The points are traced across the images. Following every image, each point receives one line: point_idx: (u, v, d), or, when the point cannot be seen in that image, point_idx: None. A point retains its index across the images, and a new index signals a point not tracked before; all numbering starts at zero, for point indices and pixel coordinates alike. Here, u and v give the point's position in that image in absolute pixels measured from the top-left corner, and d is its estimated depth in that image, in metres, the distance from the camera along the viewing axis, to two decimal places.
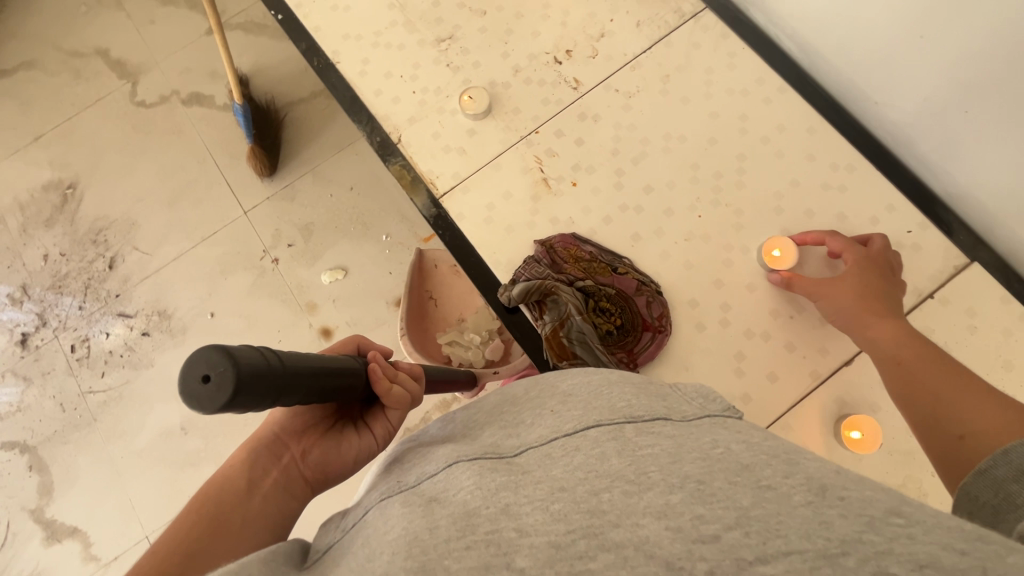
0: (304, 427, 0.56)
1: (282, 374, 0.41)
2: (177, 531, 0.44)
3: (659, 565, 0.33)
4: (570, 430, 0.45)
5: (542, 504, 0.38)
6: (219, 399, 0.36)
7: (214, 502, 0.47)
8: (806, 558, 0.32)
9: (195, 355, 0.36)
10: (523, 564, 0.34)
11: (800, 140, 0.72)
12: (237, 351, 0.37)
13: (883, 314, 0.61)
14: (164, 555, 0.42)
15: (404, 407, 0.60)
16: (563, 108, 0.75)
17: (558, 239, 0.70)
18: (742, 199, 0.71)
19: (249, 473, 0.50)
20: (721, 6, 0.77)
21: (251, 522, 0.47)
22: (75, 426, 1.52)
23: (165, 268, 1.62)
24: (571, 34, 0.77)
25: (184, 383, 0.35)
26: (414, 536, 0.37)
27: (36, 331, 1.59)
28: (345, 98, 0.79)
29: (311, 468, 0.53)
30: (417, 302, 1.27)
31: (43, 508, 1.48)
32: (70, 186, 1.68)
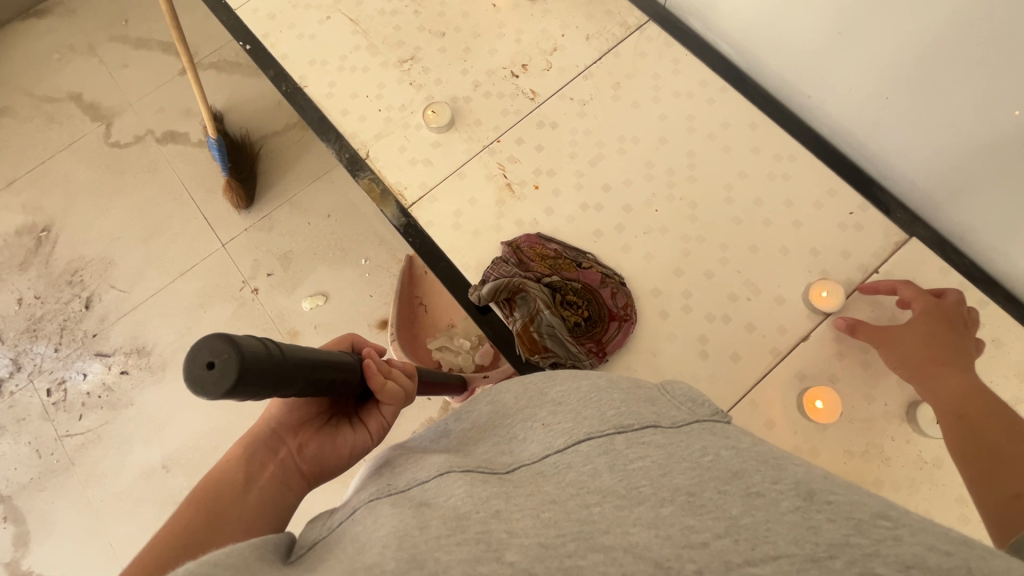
0: (300, 423, 0.58)
1: (281, 364, 0.45)
2: (173, 524, 0.45)
3: (647, 564, 0.33)
4: (560, 438, 0.46)
5: (533, 511, 0.38)
6: (224, 384, 0.39)
7: (213, 497, 0.48)
8: (794, 561, 0.33)
9: (202, 342, 0.40)
10: (513, 559, 0.34)
11: (744, 135, 0.77)
12: (239, 339, 0.40)
13: (952, 364, 0.60)
14: (163, 546, 0.43)
15: (397, 402, 0.63)
16: (521, 117, 0.79)
17: (524, 240, 0.73)
18: (695, 192, 0.75)
19: (245, 467, 0.52)
20: (663, 19, 0.83)
21: (249, 514, 0.48)
22: (53, 472, 1.49)
23: (143, 305, 1.61)
24: (526, 50, 0.82)
25: (191, 369, 0.38)
26: (405, 532, 0.37)
27: (10, 377, 1.56)
28: (313, 119, 0.83)
29: (307, 461, 0.55)
30: (408, 308, 1.30)
31: (19, 561, 1.43)
32: (44, 229, 1.68)
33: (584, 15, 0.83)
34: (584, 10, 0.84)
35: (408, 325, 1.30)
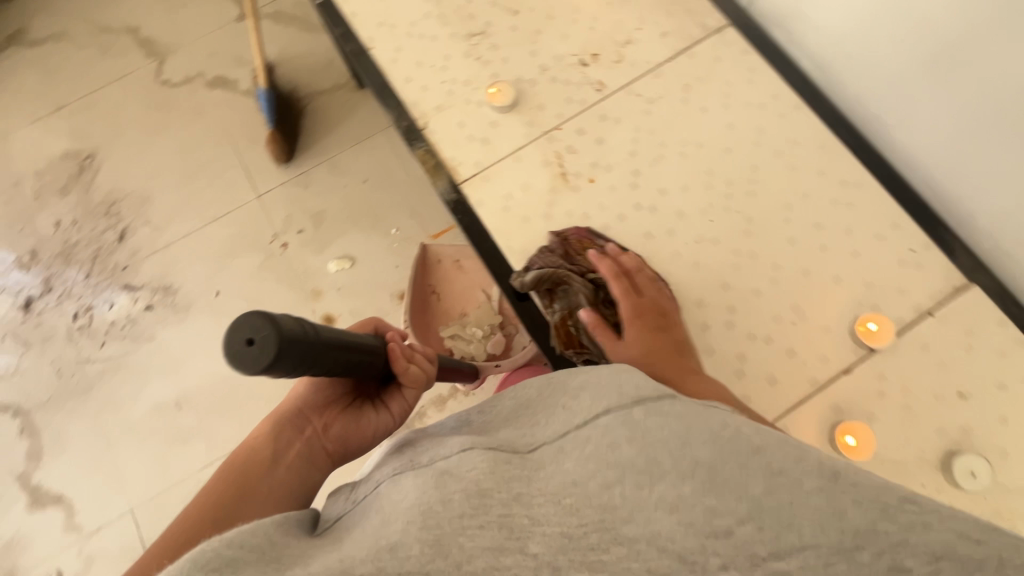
0: (325, 403, 0.63)
1: (315, 344, 0.47)
2: (208, 493, 0.53)
3: (671, 558, 0.35)
4: (579, 425, 0.47)
5: (556, 494, 0.39)
6: (262, 360, 0.41)
7: (243, 472, 0.55)
8: (821, 554, 0.36)
9: (243, 318, 0.42)
10: (536, 550, 0.35)
11: (812, 156, 0.74)
12: (277, 320, 0.43)
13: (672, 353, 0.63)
14: (198, 518, 0.50)
15: (419, 387, 0.66)
16: (585, 108, 0.78)
17: (573, 232, 0.72)
18: (754, 207, 0.73)
19: (272, 447, 0.58)
20: (745, 26, 0.80)
21: (274, 489, 0.55)
22: (71, 393, 1.53)
23: (174, 244, 1.63)
24: (598, 39, 0.80)
25: (232, 343, 0.41)
26: (427, 508, 0.38)
27: (41, 297, 1.61)
28: (374, 82, 0.82)
29: (331, 441, 0.61)
30: (421, 295, 1.29)
31: (30, 473, 1.48)
32: (88, 157, 1.72)
33: (662, 11, 0.81)
34: (663, 6, 0.81)
35: (421, 313, 1.30)
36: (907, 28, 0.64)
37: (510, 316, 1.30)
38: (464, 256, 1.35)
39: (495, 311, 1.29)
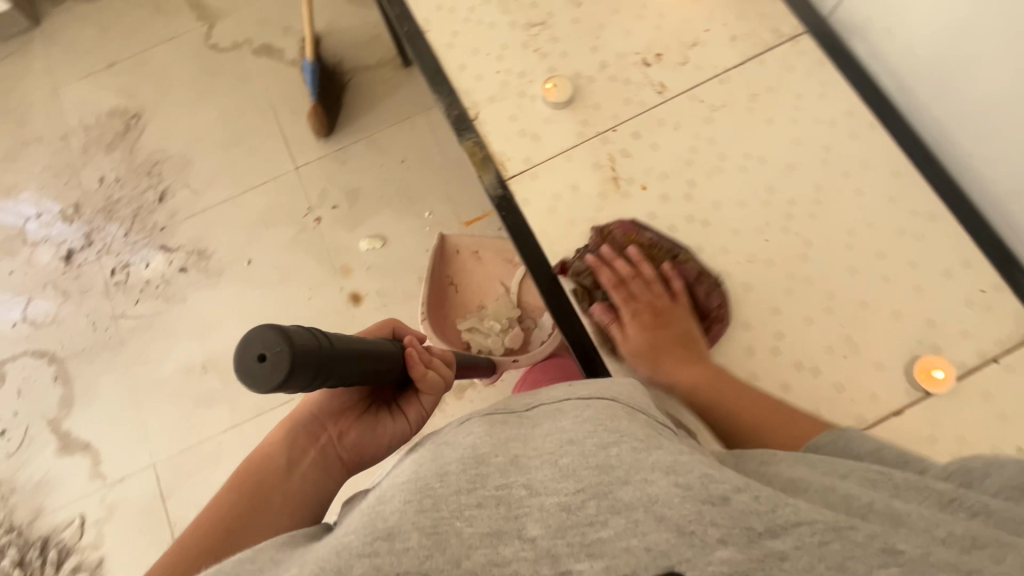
0: (341, 411, 0.69)
1: (327, 356, 0.51)
2: (226, 499, 0.58)
3: (670, 530, 0.38)
4: (567, 409, 0.53)
5: (551, 462, 0.44)
6: (276, 375, 0.45)
7: (262, 478, 0.61)
8: (815, 529, 0.39)
9: (255, 334, 0.45)
10: (535, 532, 0.39)
11: (882, 181, 0.70)
12: (289, 334, 0.46)
13: (682, 353, 0.65)
14: (216, 522, 0.56)
15: (435, 393, 0.72)
16: (644, 110, 0.74)
17: (617, 226, 0.71)
18: (814, 229, 0.69)
19: (288, 455, 0.64)
20: (821, 35, 0.75)
21: (289, 495, 0.60)
22: (103, 346, 1.57)
23: (211, 209, 1.65)
24: (664, 38, 0.77)
25: (244, 360, 0.44)
26: (426, 487, 0.42)
27: (81, 250, 1.65)
28: (427, 67, 0.79)
29: (346, 448, 0.67)
30: (438, 286, 1.29)
31: (61, 419, 1.53)
32: (134, 116, 1.74)
33: (734, 13, 0.77)
34: (736, 7, 0.77)
35: (438, 304, 1.29)
36: (993, 53, 0.58)
37: (529, 310, 1.28)
38: (483, 246, 1.31)
39: (514, 305, 1.27)
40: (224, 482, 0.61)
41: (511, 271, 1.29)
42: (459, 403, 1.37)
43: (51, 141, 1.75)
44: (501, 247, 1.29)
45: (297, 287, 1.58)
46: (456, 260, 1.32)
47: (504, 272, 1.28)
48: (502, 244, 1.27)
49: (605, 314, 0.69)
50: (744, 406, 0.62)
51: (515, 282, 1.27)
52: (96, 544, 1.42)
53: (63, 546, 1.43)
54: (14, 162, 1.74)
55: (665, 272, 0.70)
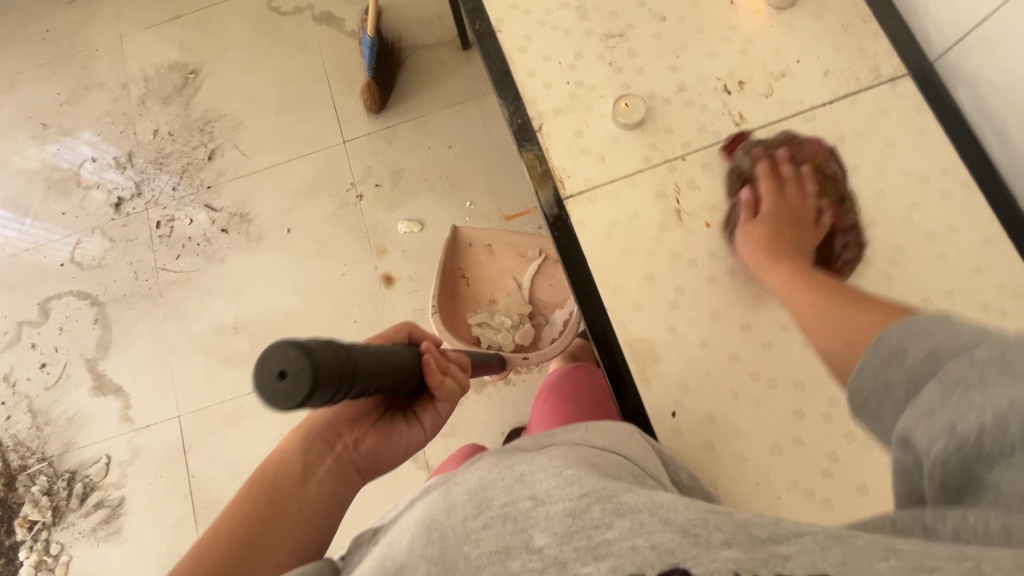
0: (355, 417, 0.67)
1: (351, 368, 0.49)
2: (241, 509, 0.56)
3: (676, 531, 0.36)
4: (578, 439, 0.51)
5: (554, 471, 0.43)
6: (297, 393, 0.42)
7: (276, 487, 0.59)
8: (816, 538, 0.34)
9: (275, 350, 0.43)
10: (541, 543, 0.38)
11: (970, 248, 0.64)
12: (309, 348, 0.43)
13: (798, 257, 0.61)
14: (232, 535, 0.54)
15: (452, 401, 0.71)
16: (719, 141, 0.71)
17: (813, 142, 0.69)
18: (886, 291, 0.65)
19: (303, 461, 0.62)
20: (924, 80, 0.70)
21: (306, 504, 0.59)
22: (143, 296, 1.62)
23: (257, 173, 1.66)
24: (749, 65, 0.73)
25: (266, 376, 0.42)
26: (433, 521, 0.42)
27: (131, 198, 1.69)
28: (495, 68, 0.77)
29: (362, 457, 0.66)
30: (449, 278, 1.26)
31: (98, 361, 1.59)
32: (192, 72, 1.75)
33: (830, 45, 0.72)
34: (832, 39, 0.72)
35: (449, 297, 1.25)
36: None
37: (541, 306, 1.27)
38: (496, 239, 1.29)
39: (525, 301, 1.26)
40: (235, 492, 0.59)
41: (523, 266, 1.28)
42: (479, 398, 1.36)
43: (111, 87, 1.78)
44: (516, 241, 1.28)
45: (332, 262, 1.58)
46: (467, 253, 1.29)
47: (516, 266, 1.27)
48: (517, 237, 1.26)
49: (748, 197, 0.67)
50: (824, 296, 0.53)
51: (528, 277, 1.27)
52: (119, 484, 1.48)
53: (88, 481, 1.49)
54: (76, 104, 1.78)
55: (823, 205, 0.67)
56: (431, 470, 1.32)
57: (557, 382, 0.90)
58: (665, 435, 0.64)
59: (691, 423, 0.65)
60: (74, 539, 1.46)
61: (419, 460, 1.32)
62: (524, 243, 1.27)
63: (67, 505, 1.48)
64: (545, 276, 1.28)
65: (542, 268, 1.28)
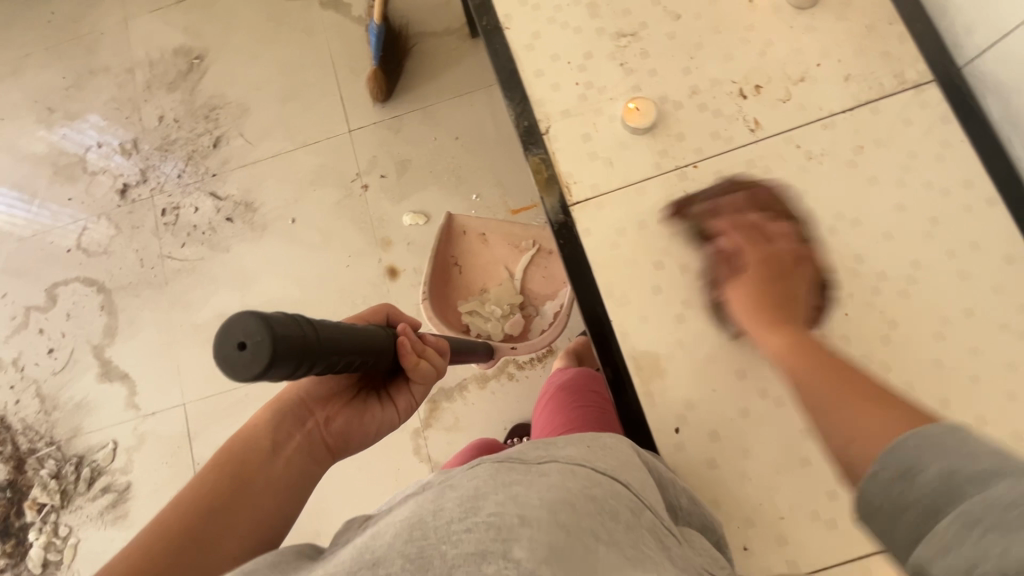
0: (328, 396, 0.65)
1: (315, 343, 0.47)
2: (202, 483, 0.53)
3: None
4: (581, 465, 0.47)
5: (550, 505, 0.39)
6: (254, 365, 0.41)
7: (241, 461, 0.56)
8: None
9: (234, 321, 0.41)
10: (521, 559, 0.34)
11: (993, 266, 0.62)
12: (269, 322, 0.42)
13: (792, 319, 0.59)
14: (193, 505, 0.50)
15: (427, 383, 0.70)
16: (732, 146, 0.70)
17: (752, 185, 0.68)
18: (901, 309, 0.63)
19: (273, 436, 0.59)
20: (951, 86, 0.67)
21: (273, 481, 0.56)
22: (148, 283, 1.62)
23: (261, 162, 1.64)
24: (766, 68, 0.71)
25: (223, 348, 0.40)
26: (417, 519, 0.38)
27: (136, 185, 1.68)
28: (503, 68, 0.76)
29: (333, 436, 0.63)
30: (441, 267, 1.24)
31: (104, 347, 1.59)
32: (198, 57, 1.73)
33: (852, 48, 0.70)
34: (855, 42, 0.70)
35: (441, 285, 1.25)
36: None
37: (532, 297, 1.25)
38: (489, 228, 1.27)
39: (517, 291, 1.24)
40: (201, 465, 0.56)
41: (516, 257, 1.26)
42: (481, 393, 1.36)
43: (117, 72, 1.76)
44: (509, 231, 1.25)
45: (337, 253, 1.57)
46: (462, 241, 1.28)
47: (509, 257, 1.25)
48: (511, 227, 1.23)
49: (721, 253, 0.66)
50: (844, 383, 0.52)
51: (520, 267, 1.25)
52: (126, 469, 1.50)
53: (95, 465, 1.51)
54: (81, 88, 1.76)
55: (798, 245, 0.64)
56: (433, 465, 1.32)
57: (565, 384, 0.87)
58: (668, 450, 0.65)
59: (695, 439, 0.65)
60: (82, 522, 1.48)
61: (420, 453, 1.33)
62: (518, 233, 1.24)
63: (75, 489, 1.50)
64: (538, 266, 1.26)
65: (535, 258, 1.26)
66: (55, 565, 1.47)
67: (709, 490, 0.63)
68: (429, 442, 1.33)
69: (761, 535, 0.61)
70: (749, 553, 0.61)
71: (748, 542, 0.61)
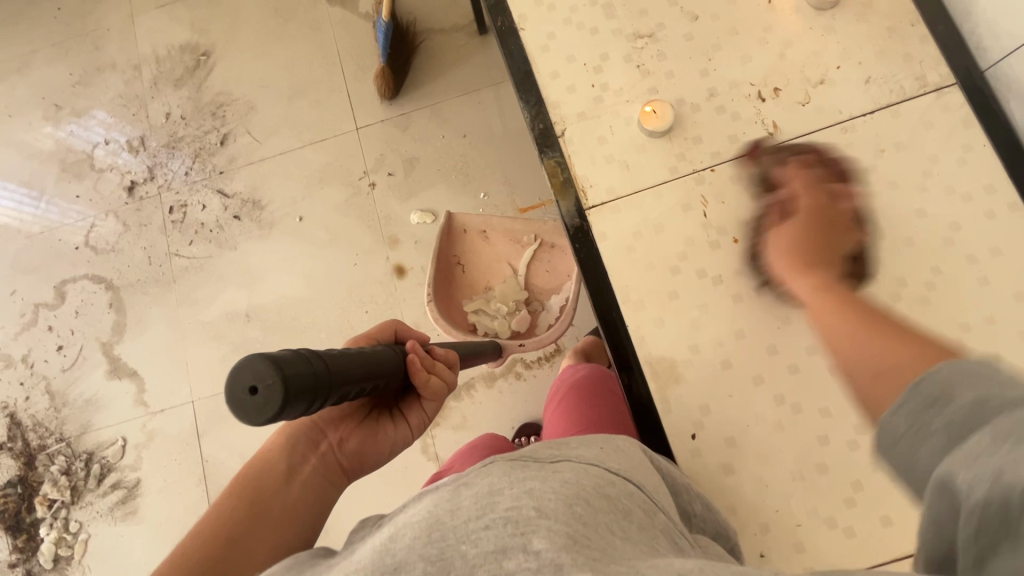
0: (341, 417, 0.64)
1: (326, 376, 0.47)
2: (221, 510, 0.54)
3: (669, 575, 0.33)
4: (595, 464, 0.46)
5: (565, 497, 0.38)
6: (268, 408, 0.41)
7: (258, 485, 0.56)
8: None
9: (242, 363, 0.41)
10: (540, 547, 0.34)
11: (1013, 273, 0.63)
12: (278, 362, 0.42)
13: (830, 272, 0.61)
14: (214, 534, 0.51)
15: (439, 399, 0.69)
16: (750, 150, 0.70)
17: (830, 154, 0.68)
18: (920, 315, 0.63)
19: (288, 461, 0.59)
20: (973, 90, 0.67)
21: (289, 505, 0.56)
22: (156, 281, 1.62)
23: (268, 160, 1.64)
24: (785, 70, 0.71)
25: (234, 391, 0.40)
26: (435, 519, 0.37)
27: (144, 182, 1.68)
28: (518, 69, 0.76)
29: (348, 456, 0.63)
30: (444, 266, 1.23)
31: (113, 344, 1.60)
32: (204, 53, 1.73)
33: (872, 50, 0.70)
34: (875, 44, 0.70)
35: (444, 285, 1.23)
36: None
37: (536, 292, 1.25)
38: (491, 224, 1.24)
39: (520, 287, 1.24)
40: (220, 492, 0.57)
41: (518, 251, 1.25)
42: (489, 392, 1.36)
43: (123, 68, 1.75)
44: (510, 226, 1.23)
45: (344, 251, 1.57)
46: (462, 240, 1.25)
47: (512, 253, 1.24)
48: (511, 224, 1.21)
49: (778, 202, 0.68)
50: (879, 326, 0.53)
51: (524, 263, 1.25)
52: (135, 466, 1.51)
53: (105, 462, 1.52)
54: (88, 85, 1.76)
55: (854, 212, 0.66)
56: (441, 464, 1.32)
57: (579, 380, 0.88)
58: (684, 457, 0.64)
59: (712, 445, 0.65)
60: (92, 518, 1.49)
61: (428, 451, 1.33)
62: (519, 229, 1.22)
63: (85, 485, 1.51)
64: (540, 261, 1.26)
65: (538, 253, 1.25)
66: (66, 561, 1.48)
67: (726, 496, 0.63)
68: (436, 441, 1.33)
69: (778, 542, 0.61)
70: (766, 560, 0.61)
71: (765, 549, 0.61)
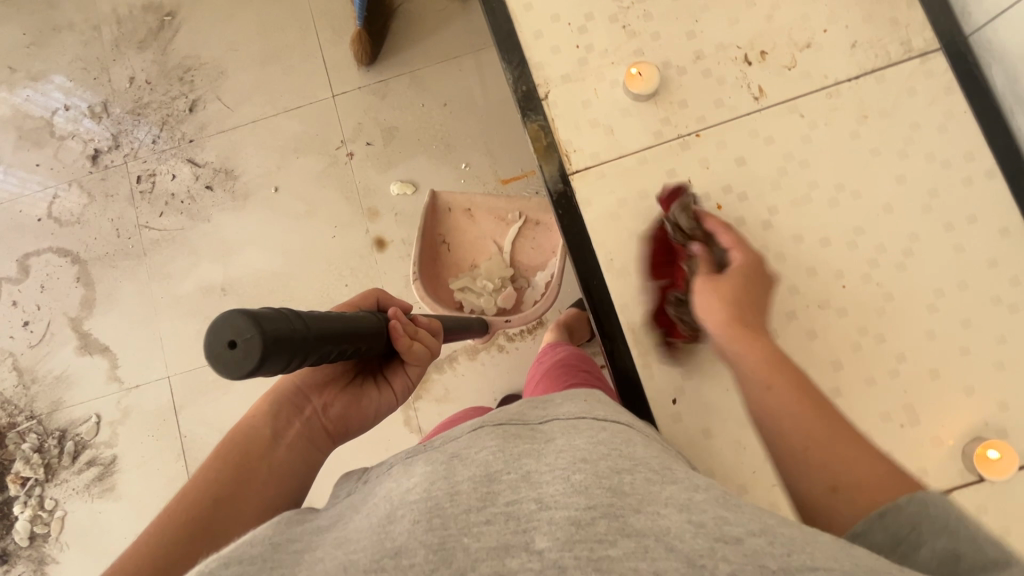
0: (325, 381, 0.63)
1: (307, 335, 0.45)
2: (207, 476, 0.52)
3: (681, 561, 0.32)
4: (583, 419, 0.47)
5: (563, 474, 0.39)
6: (247, 364, 0.39)
7: (242, 451, 0.55)
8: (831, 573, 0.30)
9: (222, 320, 0.40)
10: (543, 546, 0.34)
11: (988, 240, 0.64)
12: (259, 319, 0.40)
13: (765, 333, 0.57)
14: (197, 498, 0.50)
15: (423, 363, 0.69)
16: (735, 115, 0.69)
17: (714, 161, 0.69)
18: (898, 282, 0.64)
19: (273, 425, 0.58)
20: (958, 56, 0.66)
21: (275, 469, 0.55)
22: (126, 254, 1.56)
23: (241, 128, 1.58)
24: (772, 33, 0.70)
25: (214, 347, 0.39)
26: (435, 503, 0.37)
27: (109, 151, 1.60)
28: (500, 28, 0.73)
29: (332, 421, 0.62)
30: (430, 247, 1.21)
31: (82, 320, 1.55)
32: (169, 14, 1.63)
33: (858, 14, 0.69)
34: (862, 8, 0.69)
35: (430, 265, 1.21)
36: None
37: (522, 269, 1.24)
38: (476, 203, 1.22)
39: (507, 264, 1.23)
40: (204, 459, 0.55)
41: (503, 229, 1.24)
42: (472, 365, 1.36)
43: (81, 29, 1.65)
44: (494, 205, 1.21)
45: (322, 223, 1.53)
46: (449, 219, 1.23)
47: (497, 230, 1.22)
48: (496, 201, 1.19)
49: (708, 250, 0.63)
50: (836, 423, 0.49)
51: (509, 241, 1.23)
52: (110, 443, 1.48)
53: (79, 439, 1.48)
54: (43, 46, 1.65)
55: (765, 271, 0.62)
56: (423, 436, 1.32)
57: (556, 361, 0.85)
58: (665, 422, 0.65)
59: (692, 409, 0.65)
60: (68, 495, 1.46)
61: (411, 423, 1.33)
62: (503, 207, 1.21)
63: (60, 462, 1.48)
64: (526, 238, 1.24)
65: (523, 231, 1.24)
66: (43, 538, 1.46)
67: (705, 460, 0.64)
68: (419, 414, 1.33)
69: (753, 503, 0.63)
70: None
71: None
